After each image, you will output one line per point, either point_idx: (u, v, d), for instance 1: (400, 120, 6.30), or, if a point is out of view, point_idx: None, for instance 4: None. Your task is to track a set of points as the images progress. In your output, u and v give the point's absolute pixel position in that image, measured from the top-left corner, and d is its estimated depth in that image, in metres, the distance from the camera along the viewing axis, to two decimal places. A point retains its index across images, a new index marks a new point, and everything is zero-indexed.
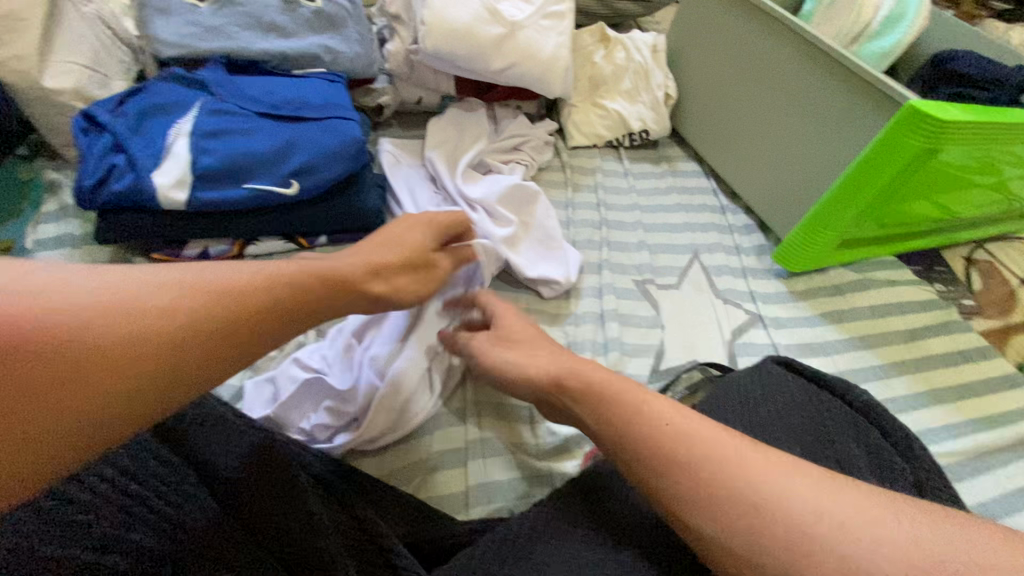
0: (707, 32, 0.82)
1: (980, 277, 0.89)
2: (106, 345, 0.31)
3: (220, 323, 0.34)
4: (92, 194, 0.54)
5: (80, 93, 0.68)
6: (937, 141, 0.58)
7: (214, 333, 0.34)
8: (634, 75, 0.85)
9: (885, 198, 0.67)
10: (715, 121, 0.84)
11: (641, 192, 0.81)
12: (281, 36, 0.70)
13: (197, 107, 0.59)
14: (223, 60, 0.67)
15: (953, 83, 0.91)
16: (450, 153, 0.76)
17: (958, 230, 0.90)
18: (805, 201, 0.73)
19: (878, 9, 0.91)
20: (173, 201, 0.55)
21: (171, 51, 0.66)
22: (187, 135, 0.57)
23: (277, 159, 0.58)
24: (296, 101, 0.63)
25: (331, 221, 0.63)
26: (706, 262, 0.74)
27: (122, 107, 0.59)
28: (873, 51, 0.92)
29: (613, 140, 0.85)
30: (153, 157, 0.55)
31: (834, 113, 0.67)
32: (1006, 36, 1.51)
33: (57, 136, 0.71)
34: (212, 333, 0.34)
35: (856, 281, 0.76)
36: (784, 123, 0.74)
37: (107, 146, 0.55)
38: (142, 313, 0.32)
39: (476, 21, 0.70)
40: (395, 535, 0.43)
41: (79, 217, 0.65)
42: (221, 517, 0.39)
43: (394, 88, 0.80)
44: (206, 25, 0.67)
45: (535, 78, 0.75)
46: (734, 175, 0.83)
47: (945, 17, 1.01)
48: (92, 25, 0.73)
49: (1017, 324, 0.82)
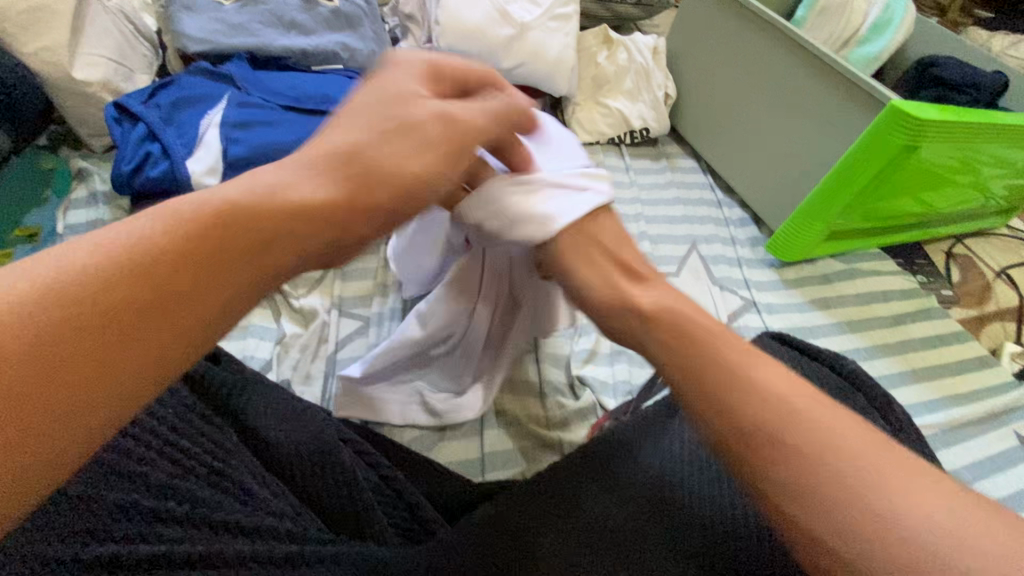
0: (705, 35, 0.86)
1: (959, 270, 0.94)
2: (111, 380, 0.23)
3: (223, 244, 0.25)
4: (128, 179, 0.57)
5: (108, 85, 0.71)
6: (918, 138, 0.62)
7: (209, 258, 0.24)
8: (635, 75, 0.89)
9: (871, 192, 0.72)
10: (712, 121, 0.88)
11: (642, 186, 0.85)
12: (301, 34, 0.73)
13: (225, 100, 0.62)
14: (247, 56, 0.70)
15: (934, 87, 0.96)
16: None
17: (938, 225, 0.95)
18: (796, 196, 0.78)
19: (865, 16, 0.96)
20: (206, 188, 0.58)
21: (197, 46, 0.69)
22: (217, 126, 0.60)
23: (302, 149, 0.62)
24: (318, 95, 0.66)
25: None
26: (703, 252, 0.78)
27: (154, 99, 0.62)
28: (860, 56, 0.97)
29: (615, 137, 0.89)
30: (186, 146, 0.59)
31: (824, 112, 0.72)
32: (987, 44, 1.58)
33: (84, 127, 0.74)
34: (211, 258, 0.24)
35: (842, 271, 0.81)
36: (777, 122, 0.78)
37: (142, 134, 0.59)
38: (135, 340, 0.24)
39: (487, 22, 0.74)
40: (422, 493, 0.47)
41: (109, 204, 0.68)
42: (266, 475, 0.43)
43: None
44: (230, 22, 0.70)
45: (543, 76, 0.79)
46: (729, 171, 0.87)
47: (928, 24, 1.06)
48: (117, 21, 0.76)
49: (993, 313, 0.88)
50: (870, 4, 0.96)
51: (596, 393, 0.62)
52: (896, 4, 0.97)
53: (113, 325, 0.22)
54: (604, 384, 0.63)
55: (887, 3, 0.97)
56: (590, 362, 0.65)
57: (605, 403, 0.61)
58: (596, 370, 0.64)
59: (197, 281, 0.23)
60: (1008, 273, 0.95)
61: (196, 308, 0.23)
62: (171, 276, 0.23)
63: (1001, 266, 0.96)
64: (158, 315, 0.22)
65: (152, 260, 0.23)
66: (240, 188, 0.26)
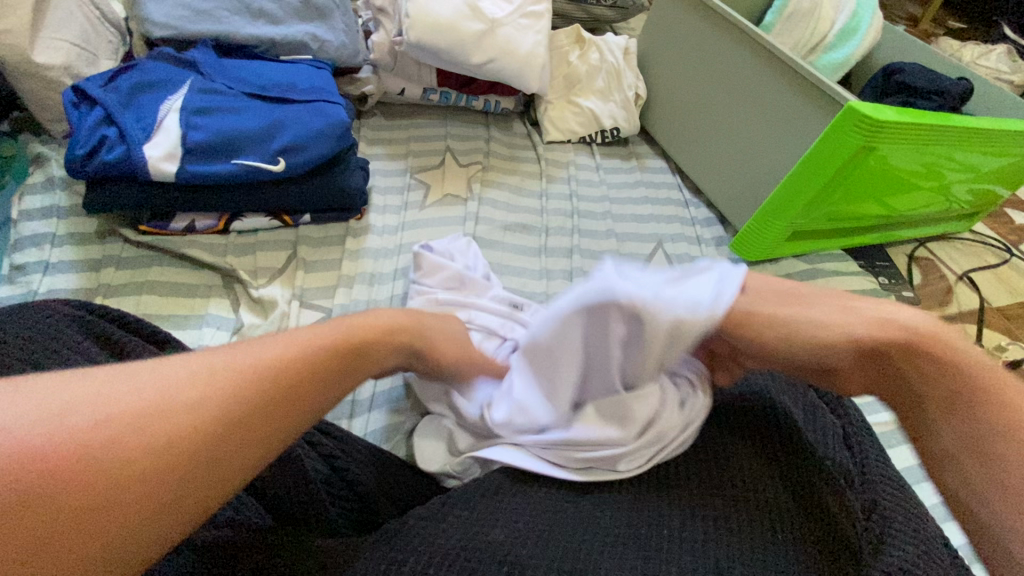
0: (675, 37, 0.88)
1: (920, 272, 0.96)
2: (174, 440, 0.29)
3: (226, 398, 0.31)
4: (82, 163, 0.56)
5: (70, 70, 0.70)
6: (873, 139, 0.64)
7: (230, 396, 0.31)
8: (607, 75, 0.90)
9: (832, 191, 0.73)
10: (682, 121, 0.89)
11: (612, 185, 0.86)
12: (269, 23, 0.73)
13: (186, 86, 0.62)
14: (212, 43, 0.70)
15: (899, 94, 0.99)
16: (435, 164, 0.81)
17: (902, 228, 0.98)
18: (760, 196, 0.79)
19: (832, 23, 0.98)
20: (164, 174, 0.57)
21: (161, 31, 0.68)
22: (177, 112, 0.59)
23: (265, 136, 0.61)
24: (283, 84, 0.66)
25: (316, 199, 0.66)
26: (670, 250, 0.79)
27: (113, 83, 0.61)
28: (827, 62, 0.99)
29: (586, 136, 0.90)
30: (143, 131, 0.58)
31: (788, 114, 0.73)
32: (957, 54, 1.62)
33: (44, 111, 0.73)
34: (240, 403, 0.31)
35: (805, 271, 0.83)
36: (743, 123, 0.79)
37: (99, 119, 0.57)
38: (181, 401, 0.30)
39: (457, 17, 0.74)
40: (374, 484, 0.47)
41: (67, 190, 0.67)
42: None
43: (378, 78, 0.84)
44: (195, 9, 0.69)
45: (514, 73, 0.79)
46: (698, 171, 0.88)
47: (894, 32, 1.09)
48: (81, 4, 0.75)
49: (952, 314, 0.90)
50: (837, 11, 0.98)
51: None
52: (863, 12, 0.99)
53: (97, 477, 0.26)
54: None
55: (855, 10, 0.99)
56: None
57: None
58: None
59: (188, 418, 0.29)
60: (968, 277, 0.97)
61: (169, 454, 0.28)
62: (178, 421, 0.29)
63: (962, 269, 0.99)
64: (148, 461, 0.28)
65: (181, 395, 0.30)
66: (261, 350, 0.35)
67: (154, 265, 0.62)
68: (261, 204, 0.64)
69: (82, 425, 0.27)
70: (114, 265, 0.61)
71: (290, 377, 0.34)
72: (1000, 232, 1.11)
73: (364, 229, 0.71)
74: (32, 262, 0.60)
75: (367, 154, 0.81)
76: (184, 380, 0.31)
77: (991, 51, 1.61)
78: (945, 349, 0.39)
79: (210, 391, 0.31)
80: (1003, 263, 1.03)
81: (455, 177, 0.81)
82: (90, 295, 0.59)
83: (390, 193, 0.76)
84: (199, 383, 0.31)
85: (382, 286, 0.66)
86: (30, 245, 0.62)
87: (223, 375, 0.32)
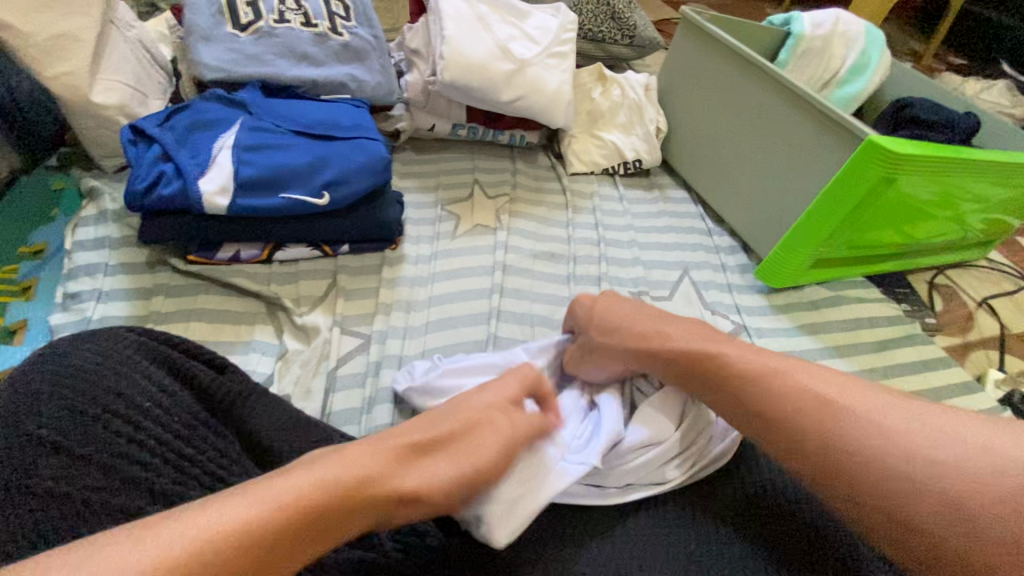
0: (693, 74, 0.91)
1: (942, 299, 0.97)
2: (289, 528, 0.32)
3: (324, 512, 0.34)
4: (141, 197, 0.59)
5: (124, 109, 0.74)
6: (894, 171, 0.66)
7: (342, 506, 0.34)
8: (629, 110, 0.94)
9: (854, 221, 0.75)
10: (702, 153, 0.92)
11: (635, 215, 0.89)
12: (312, 65, 0.77)
13: (238, 124, 0.65)
14: (259, 84, 0.74)
15: (911, 126, 1.02)
16: (464, 196, 0.84)
17: (921, 256, 0.99)
18: (783, 224, 0.81)
19: (843, 60, 1.02)
20: (216, 208, 0.60)
21: (212, 74, 0.72)
22: (230, 148, 0.63)
23: (311, 171, 0.64)
24: (327, 122, 0.69)
25: (355, 230, 0.69)
26: (696, 277, 0.81)
27: (169, 122, 0.64)
28: (839, 96, 1.02)
29: (609, 168, 0.93)
30: (198, 167, 0.61)
31: (808, 146, 0.75)
32: (962, 87, 1.66)
33: (96, 148, 0.76)
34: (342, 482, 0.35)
35: (830, 298, 0.84)
36: (763, 155, 0.82)
37: (157, 155, 0.61)
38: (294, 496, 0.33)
39: (488, 58, 0.78)
40: (423, 509, 0.47)
41: (117, 222, 0.70)
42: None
43: (411, 115, 0.88)
44: (244, 52, 0.74)
45: (541, 109, 0.83)
46: (719, 201, 0.91)
47: (902, 68, 1.12)
48: (135, 49, 0.80)
49: (976, 341, 0.91)
50: (848, 48, 1.02)
51: None
52: (873, 48, 1.03)
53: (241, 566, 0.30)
54: None
55: (865, 47, 1.03)
56: None
57: None
58: None
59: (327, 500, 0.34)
60: (989, 304, 0.98)
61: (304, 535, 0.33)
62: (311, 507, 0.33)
63: (982, 296, 1.00)
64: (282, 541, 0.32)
65: (269, 513, 0.32)
66: (356, 459, 0.37)
67: (201, 293, 0.65)
68: (304, 234, 0.66)
69: (207, 550, 0.29)
70: (163, 293, 0.64)
71: (399, 459, 0.38)
72: (1017, 259, 1.12)
73: (400, 259, 0.73)
74: (86, 291, 0.63)
75: (399, 187, 0.84)
76: (297, 492, 0.33)
77: (992, 85, 1.65)
78: (839, 411, 0.40)
79: (336, 481, 0.35)
80: (1023, 290, 1.03)
81: (484, 208, 0.83)
82: (142, 322, 0.61)
83: (422, 224, 0.79)
84: (313, 481, 0.34)
85: (418, 313, 0.68)
86: (84, 274, 0.64)
87: (325, 484, 0.34)
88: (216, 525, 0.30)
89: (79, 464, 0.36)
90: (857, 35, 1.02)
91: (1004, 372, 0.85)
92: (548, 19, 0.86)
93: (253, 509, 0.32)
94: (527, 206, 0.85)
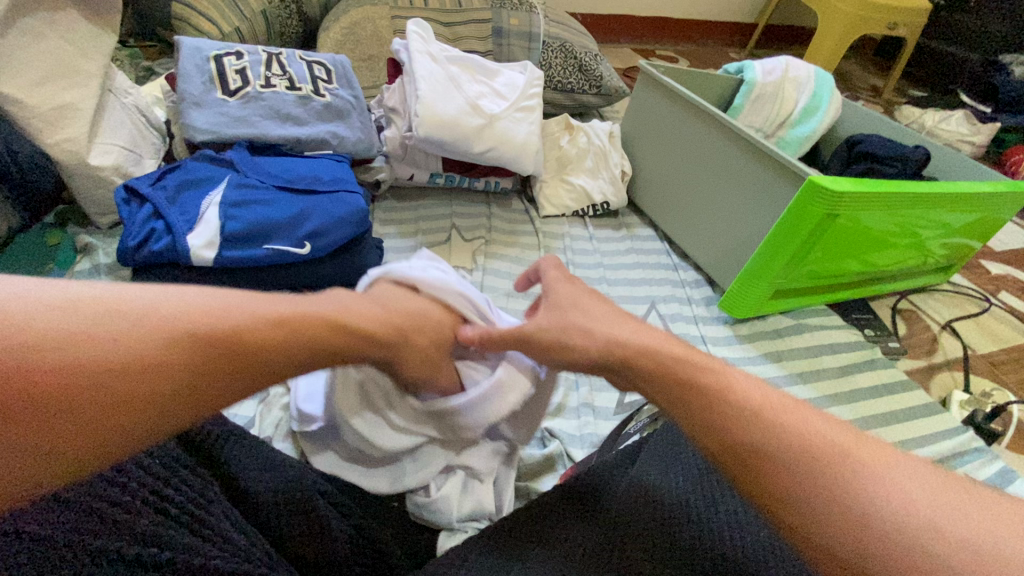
0: (653, 122, 0.98)
1: (906, 324, 1.01)
2: (85, 412, 0.30)
3: (115, 402, 0.31)
4: (132, 254, 0.64)
5: (120, 169, 0.79)
6: (836, 208, 0.71)
7: (169, 383, 0.33)
8: (595, 156, 1.00)
9: (808, 253, 0.79)
10: (666, 193, 0.98)
11: (605, 253, 0.93)
12: (296, 124, 0.83)
13: (225, 182, 0.70)
14: (247, 144, 0.79)
15: (863, 161, 1.08)
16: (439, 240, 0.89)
17: (882, 282, 1.04)
18: (743, 258, 0.86)
19: (796, 103, 1.09)
20: (203, 260, 0.64)
21: (202, 136, 0.77)
22: (217, 206, 0.67)
23: (292, 223, 0.69)
24: (309, 177, 0.74)
25: (337, 278, 0.73)
26: (663, 311, 0.85)
27: (161, 182, 0.69)
28: (793, 137, 1.09)
29: (578, 210, 0.99)
30: (188, 223, 0.65)
31: (759, 186, 0.81)
32: (920, 120, 1.75)
33: (95, 206, 0.81)
34: (166, 383, 0.33)
35: (792, 326, 0.88)
36: (718, 195, 0.88)
37: (148, 214, 0.65)
38: (109, 345, 0.32)
39: (460, 114, 0.84)
40: (394, 545, 0.50)
41: (112, 275, 0.74)
42: (253, 530, 0.45)
43: (391, 166, 0.93)
44: (233, 115, 0.80)
45: (511, 159, 0.89)
46: (683, 238, 0.96)
47: (853, 107, 1.20)
48: (131, 114, 0.86)
49: (940, 363, 0.94)
50: (799, 92, 1.09)
51: (565, 443, 0.66)
52: (823, 92, 1.10)
53: (40, 426, 0.29)
54: (572, 435, 0.67)
55: (815, 91, 1.10)
56: (557, 414, 0.69)
57: (572, 453, 0.65)
58: (564, 422, 0.68)
59: (133, 393, 0.32)
60: (951, 326, 1.02)
61: (99, 431, 0.31)
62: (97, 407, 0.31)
63: (944, 319, 1.04)
64: (101, 410, 0.31)
65: (138, 353, 0.32)
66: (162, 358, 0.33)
67: None
68: (286, 283, 0.71)
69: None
70: None
71: (316, 343, 0.39)
72: (979, 282, 1.16)
73: None
74: None
75: (380, 233, 0.89)
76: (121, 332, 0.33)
77: (952, 115, 1.72)
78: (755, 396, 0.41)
79: (184, 356, 0.34)
80: (984, 312, 1.08)
81: (461, 250, 0.88)
82: None
83: None
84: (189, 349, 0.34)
85: None
86: None
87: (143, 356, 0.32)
88: (110, 305, 0.34)
89: (59, 506, 0.38)
90: (807, 80, 1.10)
91: (968, 392, 0.88)
92: (516, 77, 0.95)
93: (119, 343, 0.32)
94: (503, 248, 0.90)
